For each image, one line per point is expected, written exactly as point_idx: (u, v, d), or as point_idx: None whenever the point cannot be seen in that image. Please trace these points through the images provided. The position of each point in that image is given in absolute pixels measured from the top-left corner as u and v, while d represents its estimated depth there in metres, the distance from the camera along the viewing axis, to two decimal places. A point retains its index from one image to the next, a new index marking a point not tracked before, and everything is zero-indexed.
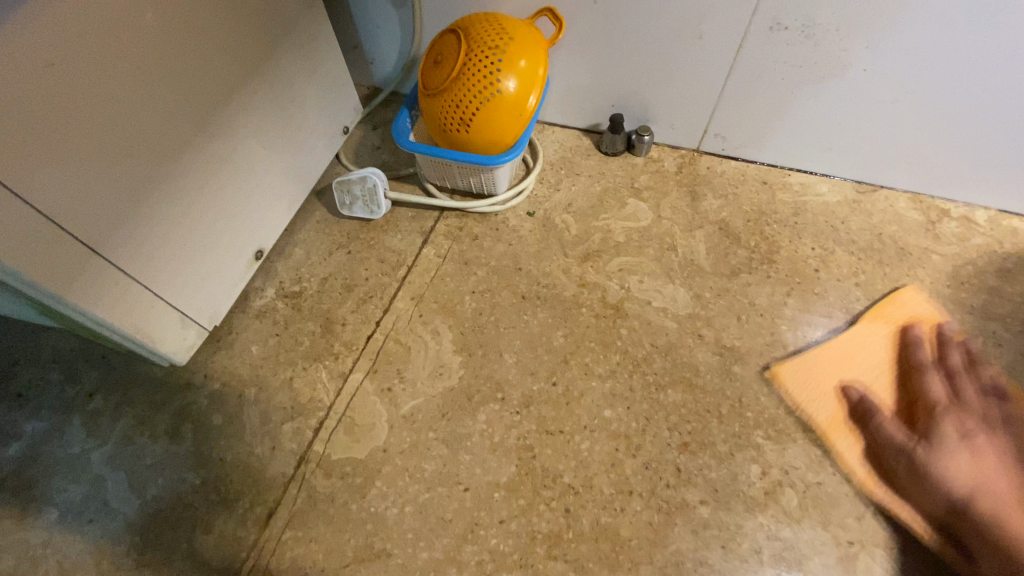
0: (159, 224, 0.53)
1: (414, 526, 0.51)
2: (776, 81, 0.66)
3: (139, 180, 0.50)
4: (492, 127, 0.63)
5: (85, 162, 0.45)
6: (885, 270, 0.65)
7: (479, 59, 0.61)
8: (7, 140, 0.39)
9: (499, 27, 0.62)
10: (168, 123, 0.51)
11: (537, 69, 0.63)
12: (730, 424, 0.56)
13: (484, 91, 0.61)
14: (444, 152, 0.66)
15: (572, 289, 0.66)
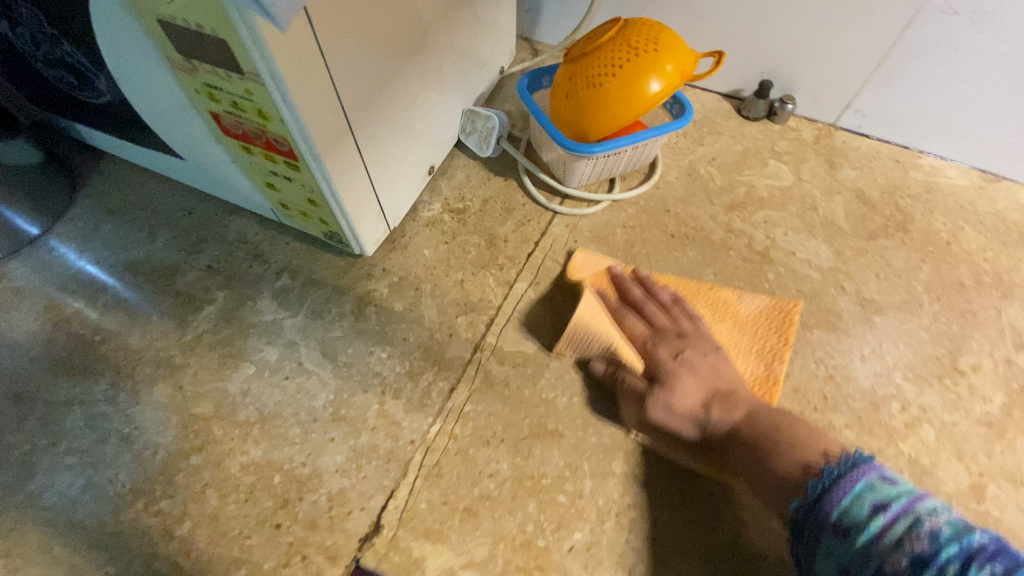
0: (384, 117, 0.58)
1: (583, 414, 0.57)
2: (931, 66, 0.69)
3: (384, 74, 0.55)
4: (612, 114, 0.62)
5: (364, 45, 0.49)
6: (1012, 250, 0.70)
7: (614, 48, 0.61)
8: (335, 15, 0.44)
9: (655, 33, 0.61)
10: (409, 25, 0.56)
11: (677, 83, 0.62)
12: (871, 364, 0.61)
13: (621, 73, 0.60)
14: (538, 115, 0.68)
15: (719, 234, 0.71)
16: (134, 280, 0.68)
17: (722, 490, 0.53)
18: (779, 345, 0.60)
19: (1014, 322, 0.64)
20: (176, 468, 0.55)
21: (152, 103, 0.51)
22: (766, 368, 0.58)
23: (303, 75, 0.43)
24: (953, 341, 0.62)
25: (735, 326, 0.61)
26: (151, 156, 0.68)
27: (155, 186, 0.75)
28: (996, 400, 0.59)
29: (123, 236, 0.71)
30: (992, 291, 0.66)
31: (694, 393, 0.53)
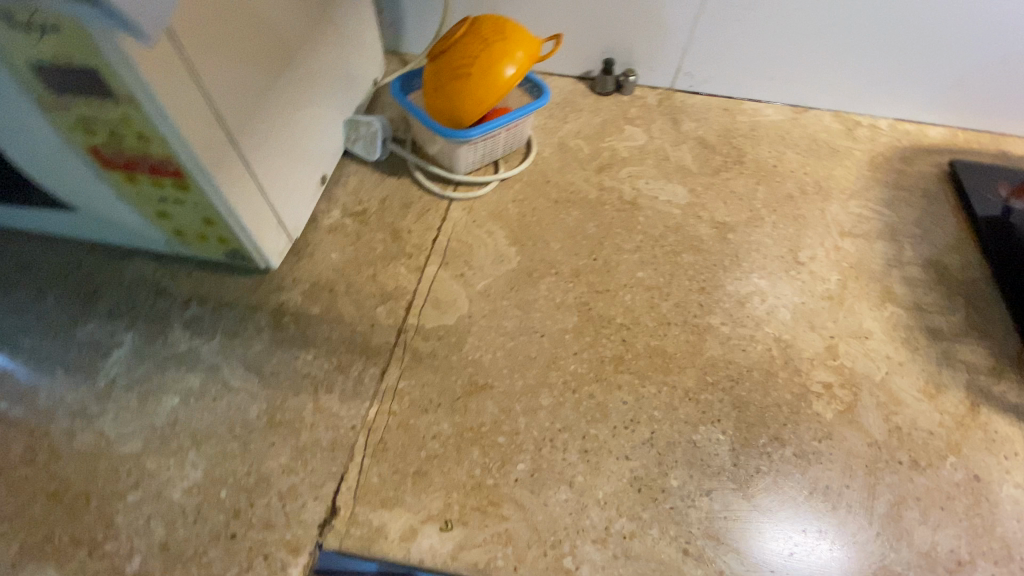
0: (265, 131, 0.61)
1: (507, 364, 0.63)
2: (730, 26, 0.85)
3: (258, 89, 0.58)
4: (479, 98, 0.68)
5: (232, 63, 0.53)
6: (823, 163, 0.85)
7: (466, 42, 0.68)
8: (197, 35, 0.47)
9: (499, 24, 0.69)
10: (274, 44, 0.60)
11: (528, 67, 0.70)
12: (733, 272, 0.73)
13: (478, 62, 0.67)
14: (413, 112, 0.74)
15: (594, 193, 0.81)
16: (26, 343, 0.64)
17: (636, 398, 0.61)
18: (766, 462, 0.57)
19: (834, 217, 0.78)
20: (113, 511, 0.53)
21: (20, 147, 0.51)
22: None
23: (176, 91, 0.45)
24: (792, 240, 0.76)
25: None
26: (21, 213, 0.65)
27: (32, 247, 0.71)
28: (832, 278, 0.72)
29: (4, 302, 0.67)
30: (815, 196, 0.81)
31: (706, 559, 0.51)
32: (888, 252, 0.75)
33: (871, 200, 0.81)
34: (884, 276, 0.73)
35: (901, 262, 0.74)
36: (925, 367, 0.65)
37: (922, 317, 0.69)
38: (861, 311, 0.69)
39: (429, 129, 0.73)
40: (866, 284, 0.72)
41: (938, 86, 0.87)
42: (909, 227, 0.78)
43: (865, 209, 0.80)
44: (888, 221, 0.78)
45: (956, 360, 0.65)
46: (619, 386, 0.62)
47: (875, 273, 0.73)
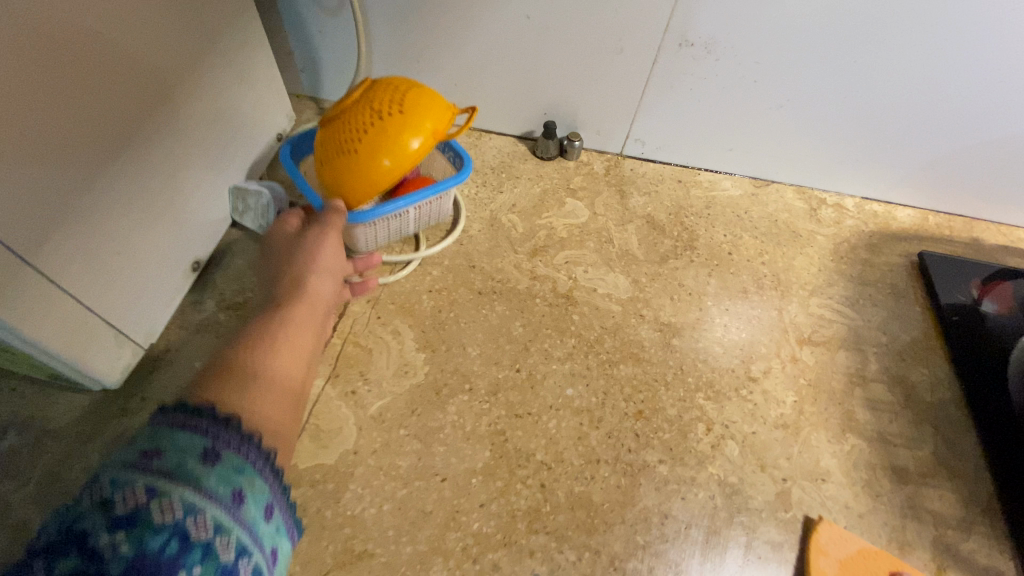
0: (93, 229, 0.49)
1: (394, 524, 0.51)
2: (687, 93, 0.75)
3: (72, 183, 0.46)
4: (373, 179, 0.57)
5: (16, 162, 0.41)
6: (782, 250, 0.76)
7: (359, 114, 0.58)
8: None
9: (399, 92, 0.58)
10: (101, 122, 0.48)
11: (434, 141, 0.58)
12: (676, 390, 0.63)
13: (368, 139, 0.56)
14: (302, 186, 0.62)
15: (525, 282, 0.70)
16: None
17: (549, 570, 0.50)
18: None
19: (792, 319, 0.69)
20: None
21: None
22: None
23: None
24: (744, 348, 0.66)
25: None
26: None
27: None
28: (788, 400, 0.63)
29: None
30: (771, 293, 0.72)
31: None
32: (851, 364, 0.66)
33: (834, 298, 0.72)
34: (845, 397, 0.64)
35: (864, 379, 0.65)
36: (886, 520, 0.56)
37: (886, 451, 0.60)
38: (819, 444, 0.60)
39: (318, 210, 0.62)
40: (825, 408, 0.63)
41: (907, 164, 0.79)
42: (876, 333, 0.70)
43: (827, 310, 0.71)
44: (852, 325, 0.70)
45: (922, 510, 0.57)
46: (530, 552, 0.51)
47: (836, 393, 0.64)
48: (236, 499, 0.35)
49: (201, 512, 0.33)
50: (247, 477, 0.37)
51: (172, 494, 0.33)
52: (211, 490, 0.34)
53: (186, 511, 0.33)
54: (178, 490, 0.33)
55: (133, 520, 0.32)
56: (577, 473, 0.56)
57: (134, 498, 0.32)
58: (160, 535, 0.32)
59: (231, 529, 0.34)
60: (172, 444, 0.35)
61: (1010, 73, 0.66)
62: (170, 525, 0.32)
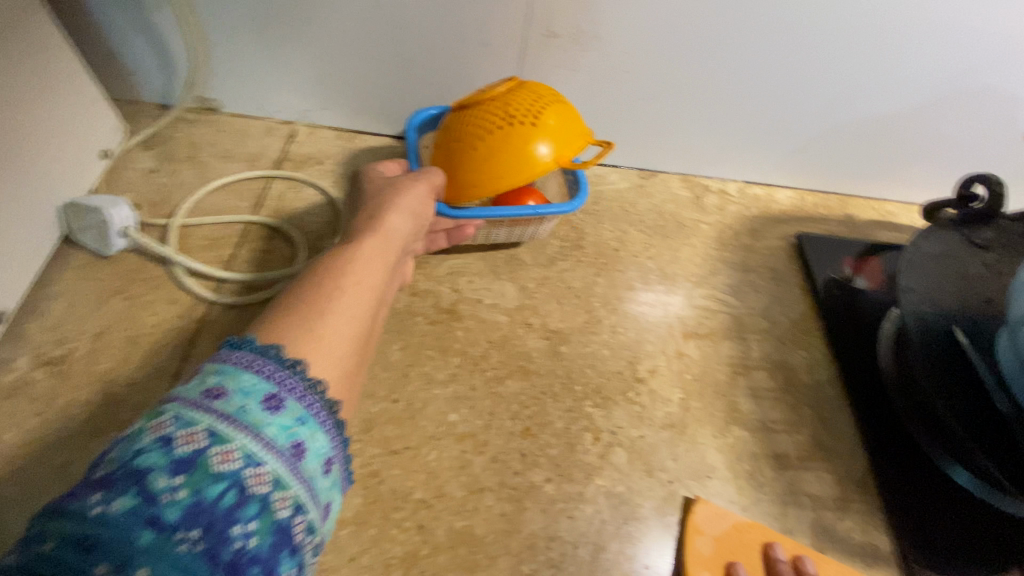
0: None
1: None
2: (561, 86, 0.72)
3: None
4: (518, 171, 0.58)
5: None
6: (668, 242, 0.76)
7: (517, 110, 0.59)
8: None
9: (516, 103, 0.59)
10: None
11: (494, 181, 0.58)
12: (564, 401, 0.60)
13: (487, 143, 0.58)
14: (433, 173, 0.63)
15: (402, 300, 0.65)
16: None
17: None
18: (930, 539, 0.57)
19: (677, 313, 0.69)
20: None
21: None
22: None
23: None
24: (631, 349, 0.65)
25: None
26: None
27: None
28: (674, 398, 0.62)
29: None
30: (658, 287, 0.71)
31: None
32: (735, 354, 0.67)
33: (718, 287, 0.73)
34: (729, 388, 0.64)
35: (747, 368, 0.66)
36: (769, 510, 0.57)
37: (768, 439, 0.61)
38: (704, 440, 0.60)
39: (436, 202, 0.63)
40: (711, 401, 0.63)
41: (783, 147, 0.81)
42: (758, 319, 0.71)
43: (711, 300, 0.71)
44: (735, 313, 0.70)
45: (801, 494, 0.58)
46: None
47: (720, 385, 0.64)
48: (296, 450, 0.36)
49: (263, 464, 0.34)
50: (309, 429, 0.38)
51: (234, 441, 0.34)
52: (270, 438, 0.35)
53: (247, 460, 0.34)
54: (239, 437, 0.34)
55: (194, 462, 0.33)
56: (459, 507, 0.52)
57: (194, 439, 0.33)
58: (219, 483, 0.32)
59: (289, 483, 0.35)
60: (234, 389, 0.36)
61: (855, 47, 0.68)
62: (230, 472, 0.33)
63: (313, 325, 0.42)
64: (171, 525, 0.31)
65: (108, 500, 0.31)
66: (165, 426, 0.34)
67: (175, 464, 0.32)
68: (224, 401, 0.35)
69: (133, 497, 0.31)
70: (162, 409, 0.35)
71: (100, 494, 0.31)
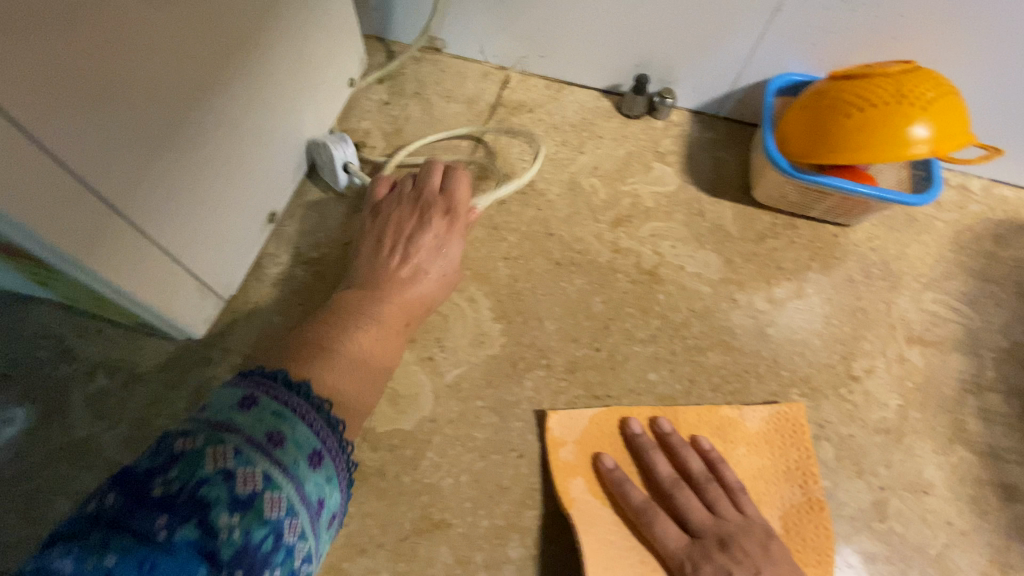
0: (181, 184, 0.47)
1: (471, 495, 0.51)
2: (807, 50, 0.65)
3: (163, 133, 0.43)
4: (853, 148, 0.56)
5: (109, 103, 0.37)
6: (896, 236, 0.68)
7: (912, 90, 0.54)
8: (41, 94, 0.33)
9: (932, 84, 0.55)
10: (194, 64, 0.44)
11: (857, 156, 0.56)
12: (768, 384, 0.58)
13: (863, 115, 0.55)
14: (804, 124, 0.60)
15: (607, 254, 0.65)
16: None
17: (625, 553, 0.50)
18: (802, 459, 0.54)
19: (901, 314, 0.63)
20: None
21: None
22: (800, 492, 0.53)
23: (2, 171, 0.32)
24: (846, 343, 0.61)
25: (754, 450, 0.55)
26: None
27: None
28: (891, 403, 0.58)
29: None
30: (879, 283, 0.65)
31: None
32: (965, 369, 0.60)
33: (950, 293, 0.65)
34: (955, 405, 0.58)
35: (980, 387, 0.59)
36: (990, 540, 0.52)
37: (996, 467, 0.56)
38: (922, 453, 0.55)
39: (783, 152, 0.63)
40: (932, 414, 0.58)
41: None
42: (997, 336, 0.63)
43: (941, 306, 0.64)
44: (969, 326, 0.63)
45: None
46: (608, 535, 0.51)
47: (945, 400, 0.58)
48: (317, 506, 0.38)
49: (279, 488, 0.36)
50: (330, 485, 0.40)
51: (256, 465, 0.35)
52: (304, 492, 0.37)
53: (266, 486, 0.35)
54: (287, 486, 0.36)
55: (251, 504, 0.34)
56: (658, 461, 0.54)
57: (251, 481, 0.35)
58: (232, 517, 0.33)
59: (308, 537, 0.37)
60: (263, 404, 0.39)
61: None
62: (274, 520, 0.35)
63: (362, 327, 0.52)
64: (222, 564, 0.32)
65: (112, 548, 0.30)
66: (193, 445, 0.35)
67: (233, 503, 0.33)
68: (283, 448, 0.37)
69: (130, 545, 0.30)
70: (224, 437, 0.36)
71: (163, 517, 0.31)
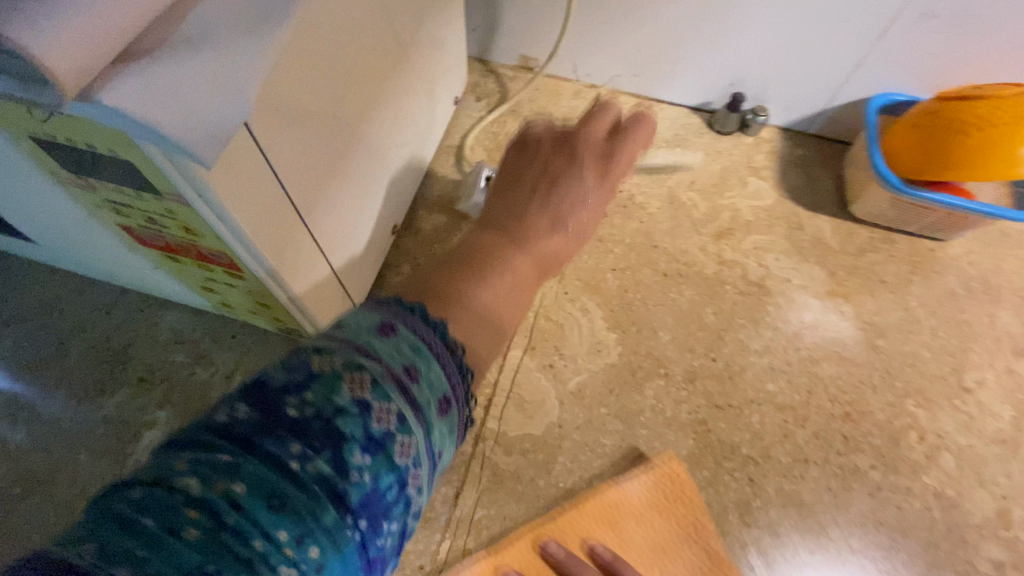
0: (348, 203, 0.49)
1: (606, 500, 0.53)
2: (912, 68, 0.65)
3: (335, 181, 0.45)
4: (973, 164, 0.57)
5: (300, 150, 0.38)
6: (993, 250, 0.69)
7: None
8: (296, 141, 0.37)
9: None
10: (361, 113, 0.46)
11: (971, 174, 0.57)
12: (883, 395, 0.59)
13: (982, 136, 0.56)
14: (897, 153, 0.63)
15: (713, 267, 0.67)
16: (33, 424, 0.55)
17: (762, 562, 0.51)
18: (694, 516, 0.52)
19: (1008, 327, 0.64)
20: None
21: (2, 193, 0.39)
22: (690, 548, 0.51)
23: (227, 175, 0.31)
24: (955, 355, 0.62)
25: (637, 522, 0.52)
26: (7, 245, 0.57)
27: (23, 271, 0.62)
28: (1005, 414, 0.58)
29: (9, 351, 0.58)
30: (982, 297, 0.66)
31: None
32: None
33: None
34: None
35: None
36: None
37: None
38: None
39: (883, 175, 0.64)
40: None
41: None
42: None
43: None
44: None
45: None
46: (742, 544, 0.51)
47: None
48: (390, 415, 0.24)
49: (347, 391, 0.24)
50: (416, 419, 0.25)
51: (369, 370, 0.24)
52: (381, 363, 0.25)
53: (408, 466, 0.24)
54: (369, 362, 0.25)
55: (309, 381, 0.24)
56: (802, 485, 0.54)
57: (322, 365, 0.24)
58: (309, 397, 0.23)
59: (425, 447, 0.25)
60: (403, 335, 0.27)
61: None
62: (304, 430, 0.23)
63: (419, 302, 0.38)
64: (343, 497, 0.22)
65: (241, 474, 0.21)
66: (330, 364, 0.24)
67: (303, 380, 0.24)
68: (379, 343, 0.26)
69: (255, 473, 0.21)
70: (364, 359, 0.25)
71: (294, 446, 0.22)
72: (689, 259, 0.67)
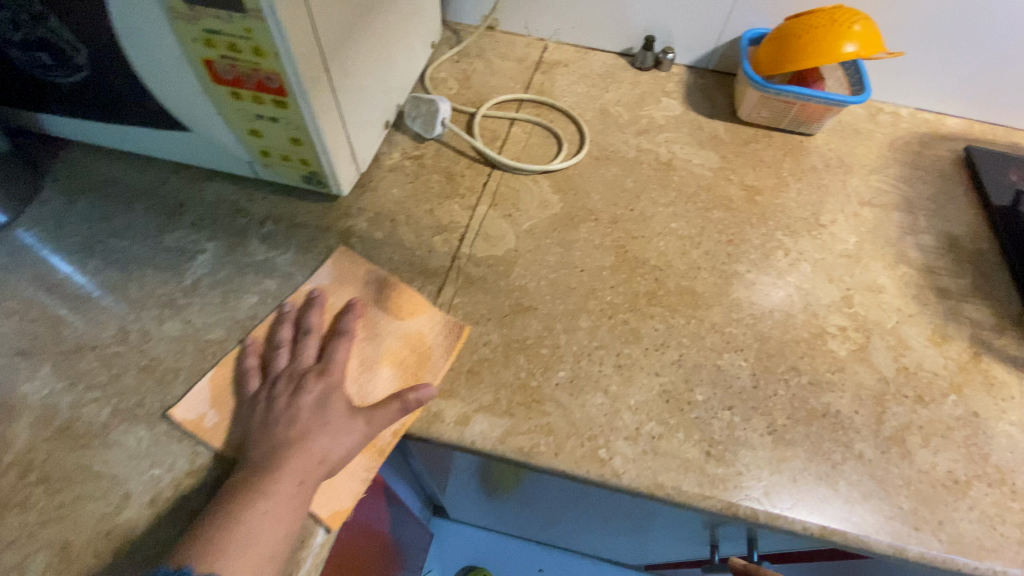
0: (355, 79, 0.69)
1: (550, 291, 0.70)
2: (770, 6, 0.89)
3: (347, 56, 0.65)
4: (804, 56, 0.79)
5: (326, 18, 0.58)
6: (846, 142, 0.91)
7: (839, 17, 0.77)
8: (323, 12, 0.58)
9: (850, 14, 0.78)
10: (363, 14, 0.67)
11: (806, 63, 0.79)
12: (758, 229, 0.78)
13: (809, 35, 0.78)
14: (761, 61, 0.85)
15: (633, 153, 0.87)
16: (108, 252, 0.71)
17: (665, 326, 0.68)
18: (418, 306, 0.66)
19: (855, 188, 0.85)
20: (197, 371, 0.61)
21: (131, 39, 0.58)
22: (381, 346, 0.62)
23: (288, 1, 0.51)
24: (815, 205, 0.82)
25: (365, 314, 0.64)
26: (100, 131, 0.75)
27: (95, 161, 0.80)
28: (850, 239, 0.78)
29: (84, 210, 0.75)
30: (836, 170, 0.87)
31: (311, 341, 0.61)
32: (903, 221, 0.81)
33: (889, 176, 0.87)
34: (899, 241, 0.79)
35: (914, 231, 0.80)
36: (931, 319, 0.71)
37: (932, 276, 0.75)
38: (876, 268, 0.75)
39: (750, 77, 0.85)
40: (882, 247, 0.78)
41: (961, 69, 0.91)
42: (924, 201, 0.85)
43: (884, 184, 0.86)
44: (904, 195, 0.85)
45: (962, 316, 0.72)
46: (651, 315, 0.68)
47: (890, 238, 0.79)
48: None
49: None
50: None
51: None
52: None
53: None
54: None
55: None
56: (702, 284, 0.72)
57: None
58: None
59: None
60: None
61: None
62: None
63: (256, 513, 0.48)
64: None
65: None
66: None
67: None
68: None
69: None
70: None
71: None
72: (615, 148, 0.87)
